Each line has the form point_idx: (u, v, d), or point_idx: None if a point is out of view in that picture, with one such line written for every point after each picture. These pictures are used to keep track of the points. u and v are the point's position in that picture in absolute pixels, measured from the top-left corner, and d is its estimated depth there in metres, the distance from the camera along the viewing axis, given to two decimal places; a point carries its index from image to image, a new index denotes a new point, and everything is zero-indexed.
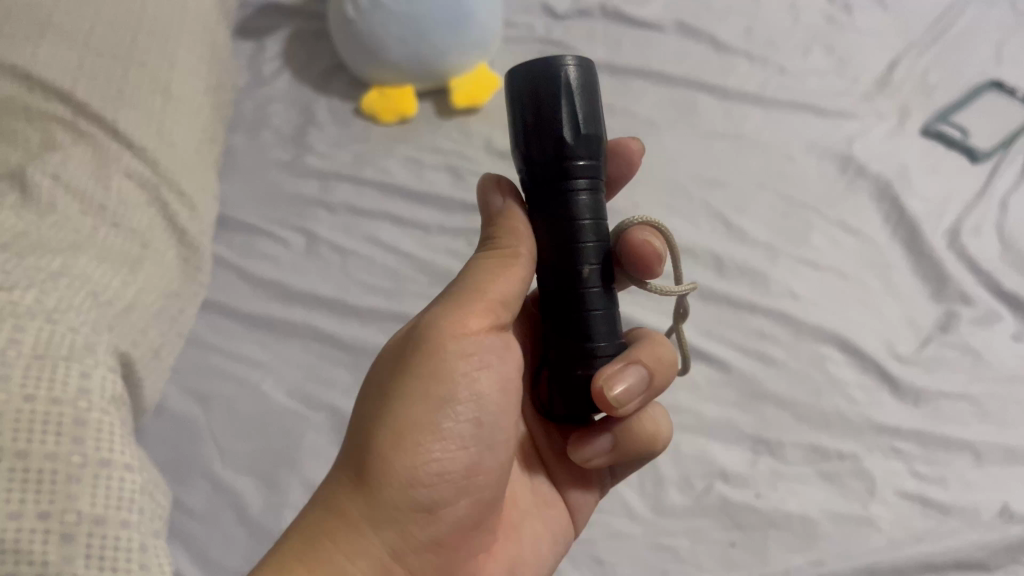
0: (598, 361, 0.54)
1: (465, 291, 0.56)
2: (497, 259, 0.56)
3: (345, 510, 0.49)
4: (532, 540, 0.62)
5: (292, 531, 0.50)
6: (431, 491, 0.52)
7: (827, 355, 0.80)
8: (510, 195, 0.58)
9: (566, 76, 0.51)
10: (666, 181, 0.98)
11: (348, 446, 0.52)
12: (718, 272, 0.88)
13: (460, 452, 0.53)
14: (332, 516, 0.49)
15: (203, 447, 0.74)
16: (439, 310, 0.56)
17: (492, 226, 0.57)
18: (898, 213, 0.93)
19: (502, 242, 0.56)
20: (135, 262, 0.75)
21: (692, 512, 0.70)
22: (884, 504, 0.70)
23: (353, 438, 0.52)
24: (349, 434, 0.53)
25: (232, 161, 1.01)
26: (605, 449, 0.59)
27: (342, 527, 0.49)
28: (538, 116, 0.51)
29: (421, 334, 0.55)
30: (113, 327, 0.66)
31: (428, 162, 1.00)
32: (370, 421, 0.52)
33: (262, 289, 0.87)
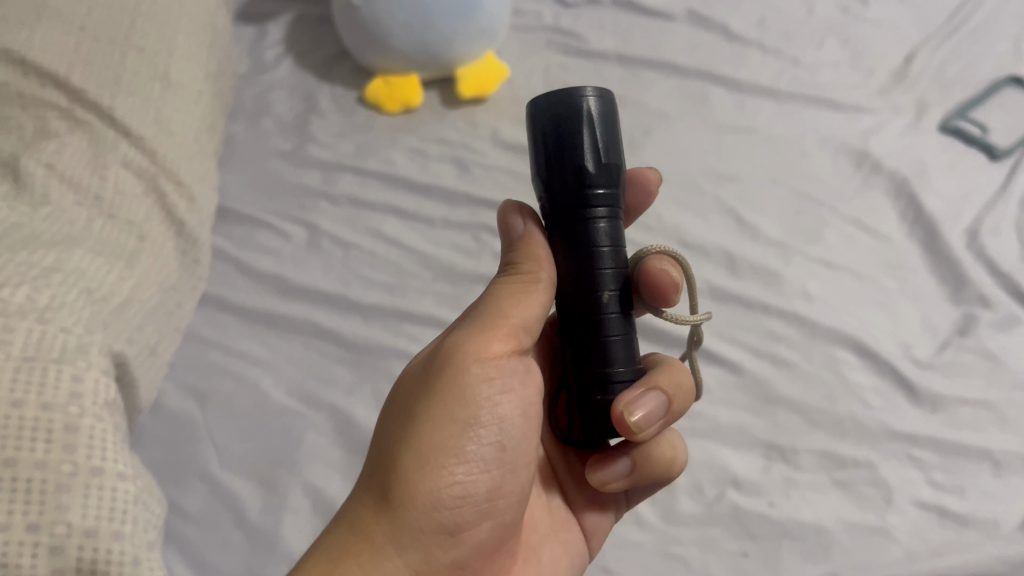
0: (616, 387, 0.52)
1: (488, 315, 0.54)
2: (520, 282, 0.54)
3: (370, 530, 0.47)
4: (551, 564, 0.60)
5: (313, 552, 0.47)
6: (454, 514, 0.50)
7: (842, 358, 0.78)
8: (530, 218, 0.56)
9: (586, 104, 0.50)
10: (677, 176, 0.96)
11: (371, 467, 0.50)
12: (731, 271, 0.86)
13: (483, 475, 0.52)
14: (356, 536, 0.47)
15: (201, 448, 0.72)
16: (462, 333, 0.54)
17: (512, 251, 0.56)
18: (914, 211, 0.90)
19: (522, 267, 0.54)
20: (131, 255, 0.73)
21: (703, 520, 0.68)
22: (900, 514, 0.68)
23: (376, 459, 0.50)
24: (371, 456, 0.51)
25: (232, 150, 0.98)
26: (623, 473, 0.57)
27: (368, 547, 0.47)
28: (559, 143, 0.51)
29: (444, 356, 0.53)
30: (108, 325, 0.63)
31: (432, 153, 0.97)
32: (392, 443, 0.50)
33: (262, 284, 0.85)
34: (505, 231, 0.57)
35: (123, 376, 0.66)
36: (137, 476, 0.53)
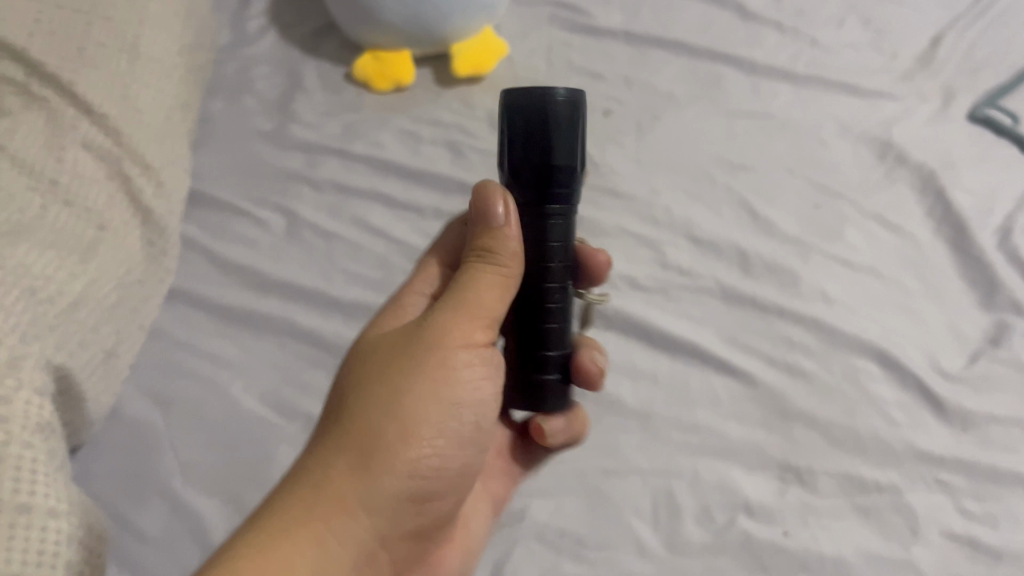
0: (552, 371, 0.53)
1: (468, 296, 0.51)
2: (495, 271, 0.51)
3: (348, 488, 0.46)
4: (480, 519, 0.62)
5: (280, 497, 0.45)
6: (422, 486, 0.50)
7: (864, 369, 0.71)
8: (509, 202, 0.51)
9: (560, 107, 0.47)
10: (686, 164, 0.89)
11: (343, 420, 0.48)
12: (744, 271, 0.79)
13: (454, 451, 0.51)
14: (328, 496, 0.45)
15: (163, 459, 0.66)
16: (441, 309, 0.52)
17: (484, 238, 0.51)
18: (942, 207, 0.83)
19: (497, 259, 0.51)
20: (88, 247, 0.67)
21: (712, 550, 0.62)
22: (927, 546, 0.62)
23: (350, 414, 0.48)
24: (344, 410, 0.49)
25: (209, 129, 0.91)
26: (561, 427, 0.61)
27: (344, 503, 0.45)
28: (529, 142, 0.48)
29: (425, 334, 0.51)
30: (52, 329, 0.59)
31: (425, 136, 0.90)
32: (371, 404, 0.48)
33: (237, 277, 0.78)
34: (480, 211, 0.51)
35: (67, 386, 0.60)
36: (81, 512, 0.48)
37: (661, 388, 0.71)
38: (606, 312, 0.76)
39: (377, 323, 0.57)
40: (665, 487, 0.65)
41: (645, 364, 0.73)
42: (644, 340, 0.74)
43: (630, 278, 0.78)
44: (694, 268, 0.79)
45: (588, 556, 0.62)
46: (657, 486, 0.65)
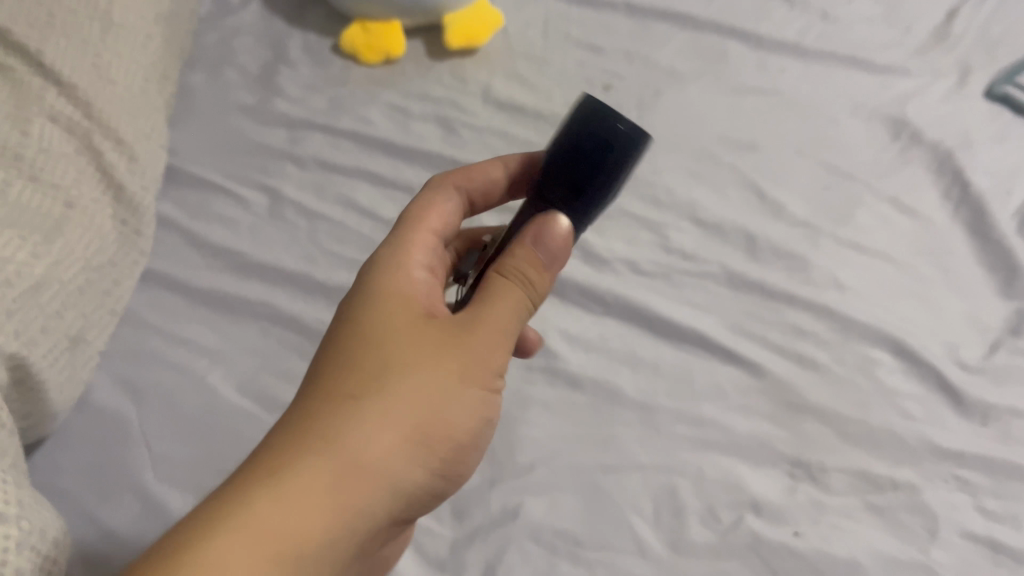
0: None
1: (498, 312, 0.46)
2: (524, 294, 0.48)
3: (373, 483, 0.42)
4: None
5: (302, 465, 0.40)
6: (439, 489, 0.46)
7: (877, 359, 0.68)
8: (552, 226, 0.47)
9: (619, 135, 0.44)
10: (689, 142, 0.85)
11: (379, 395, 0.43)
12: (751, 255, 0.75)
13: (473, 455, 0.48)
14: (360, 485, 0.41)
15: (134, 452, 0.62)
16: (481, 308, 0.46)
17: (533, 270, 0.47)
18: (959, 189, 0.79)
19: (530, 285, 0.48)
20: (54, 225, 0.63)
21: (717, 551, 0.58)
22: (945, 548, 0.58)
23: (386, 391, 0.43)
24: (376, 382, 0.44)
25: (187, 103, 0.87)
26: None
27: (367, 499, 0.41)
28: (575, 147, 0.45)
29: (471, 329, 0.46)
30: (9, 313, 0.55)
31: (415, 112, 0.86)
32: (410, 394, 0.44)
33: (215, 259, 0.74)
34: (533, 234, 0.47)
35: (24, 377, 0.56)
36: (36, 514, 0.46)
37: (664, 378, 0.67)
38: (606, 299, 0.71)
39: (383, 272, 0.49)
40: (668, 484, 0.61)
41: (648, 353, 0.69)
42: (645, 328, 0.70)
43: (631, 262, 0.74)
44: (698, 252, 0.75)
45: (586, 556, 0.58)
46: (659, 483, 0.61)
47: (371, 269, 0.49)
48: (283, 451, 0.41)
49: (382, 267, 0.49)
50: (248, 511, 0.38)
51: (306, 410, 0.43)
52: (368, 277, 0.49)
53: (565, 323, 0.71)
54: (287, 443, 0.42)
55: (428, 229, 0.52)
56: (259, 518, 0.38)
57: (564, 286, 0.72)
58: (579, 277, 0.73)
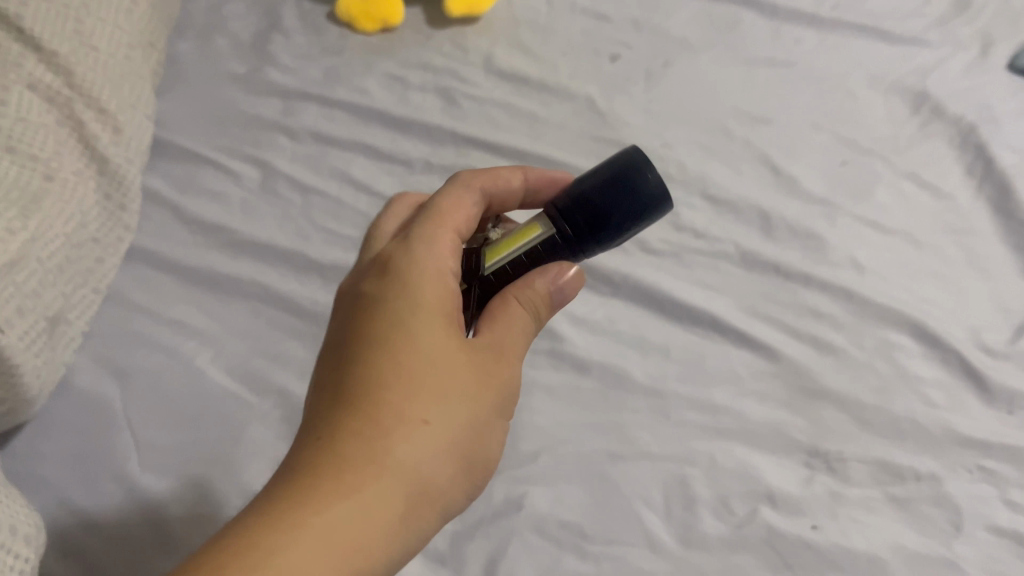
0: None
1: (516, 337, 0.46)
2: (539, 323, 0.48)
3: (423, 507, 0.42)
4: None
5: (364, 487, 0.40)
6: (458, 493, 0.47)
7: (898, 343, 0.64)
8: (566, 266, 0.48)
9: (653, 186, 0.46)
10: (700, 115, 0.81)
11: (429, 415, 0.42)
12: (765, 233, 0.72)
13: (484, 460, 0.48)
14: (414, 507, 0.41)
15: (118, 438, 0.59)
16: (513, 338, 0.46)
17: (544, 312, 0.48)
18: (983, 165, 0.76)
19: (539, 318, 0.48)
20: (31, 200, 0.59)
21: (731, 545, 0.56)
22: (970, 542, 0.56)
23: (442, 413, 0.43)
24: (433, 402, 0.43)
25: (176, 72, 0.83)
26: None
27: (418, 523, 0.41)
28: (609, 189, 0.46)
29: (501, 351, 0.46)
30: None
31: (414, 83, 0.83)
32: (463, 419, 0.43)
33: (204, 235, 0.71)
34: (551, 282, 0.47)
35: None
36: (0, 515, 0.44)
37: (674, 362, 0.64)
38: (613, 278, 0.68)
39: (423, 273, 0.46)
40: (679, 474, 0.58)
41: (657, 336, 0.66)
42: (654, 309, 0.67)
43: (640, 240, 0.71)
44: (710, 230, 0.72)
45: (592, 550, 0.55)
46: (669, 472, 0.58)
47: (411, 266, 0.46)
48: (339, 466, 0.40)
49: (423, 266, 0.46)
50: (313, 532, 0.38)
51: (360, 422, 0.42)
52: (409, 275, 0.46)
53: (571, 304, 0.68)
54: (342, 459, 0.40)
55: (453, 227, 0.49)
56: (325, 542, 0.38)
57: None
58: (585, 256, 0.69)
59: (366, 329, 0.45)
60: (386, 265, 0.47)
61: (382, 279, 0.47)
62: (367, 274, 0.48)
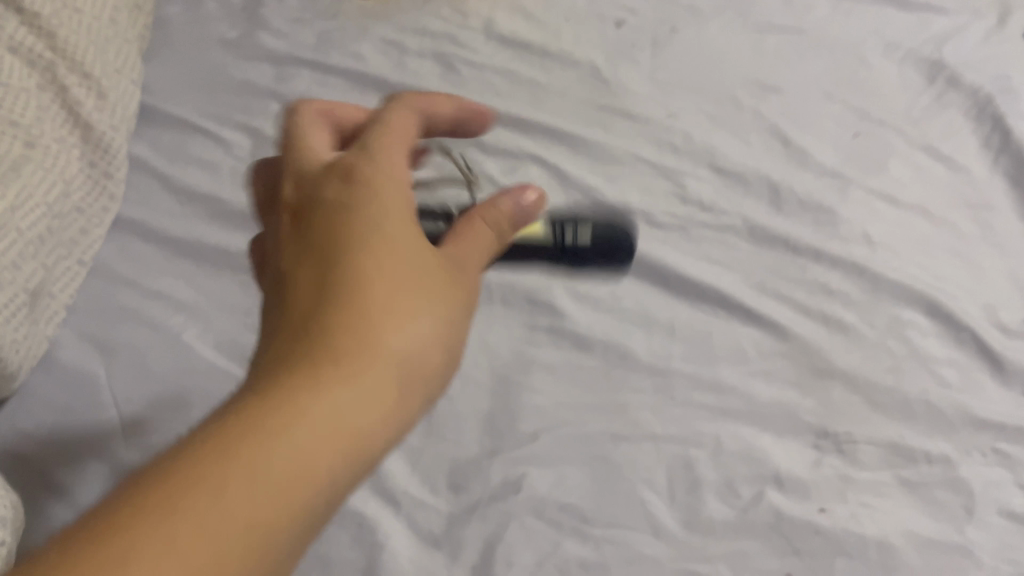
0: None
1: (481, 247, 0.44)
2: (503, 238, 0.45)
3: (413, 396, 0.38)
4: None
5: (361, 382, 0.36)
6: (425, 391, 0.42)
7: (911, 321, 0.62)
8: (528, 193, 0.46)
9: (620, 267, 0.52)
10: (708, 83, 0.78)
11: (413, 301, 0.39)
12: (774, 206, 0.69)
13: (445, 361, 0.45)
14: (405, 395, 0.37)
15: (103, 416, 0.56)
16: (480, 250, 0.44)
17: (506, 230, 0.45)
18: (1000, 137, 0.73)
19: (505, 236, 0.45)
20: (12, 167, 0.57)
21: (735, 530, 0.53)
22: (984, 528, 0.53)
23: (427, 304, 0.39)
24: (420, 296, 0.39)
25: (164, 35, 0.81)
26: None
27: (409, 411, 0.38)
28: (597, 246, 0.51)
29: (472, 255, 0.43)
30: None
31: (411, 48, 0.80)
32: (448, 310, 0.40)
33: (192, 203, 0.68)
34: (516, 203, 0.45)
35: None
36: None
37: (679, 340, 0.62)
38: None
39: (393, 176, 0.41)
40: (683, 456, 0.56)
41: (662, 313, 0.63)
42: (659, 285, 0.65)
43: (644, 214, 0.69)
44: (718, 203, 0.69)
45: (592, 533, 0.53)
46: (673, 454, 0.56)
47: (378, 170, 0.41)
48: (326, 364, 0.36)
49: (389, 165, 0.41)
50: (316, 434, 0.34)
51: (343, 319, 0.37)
52: (378, 177, 0.41)
53: (572, 279, 0.65)
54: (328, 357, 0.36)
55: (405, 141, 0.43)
56: (328, 444, 0.34)
57: None
58: None
59: (333, 228, 0.39)
60: (345, 169, 0.41)
61: (342, 182, 0.41)
62: (318, 181, 0.41)
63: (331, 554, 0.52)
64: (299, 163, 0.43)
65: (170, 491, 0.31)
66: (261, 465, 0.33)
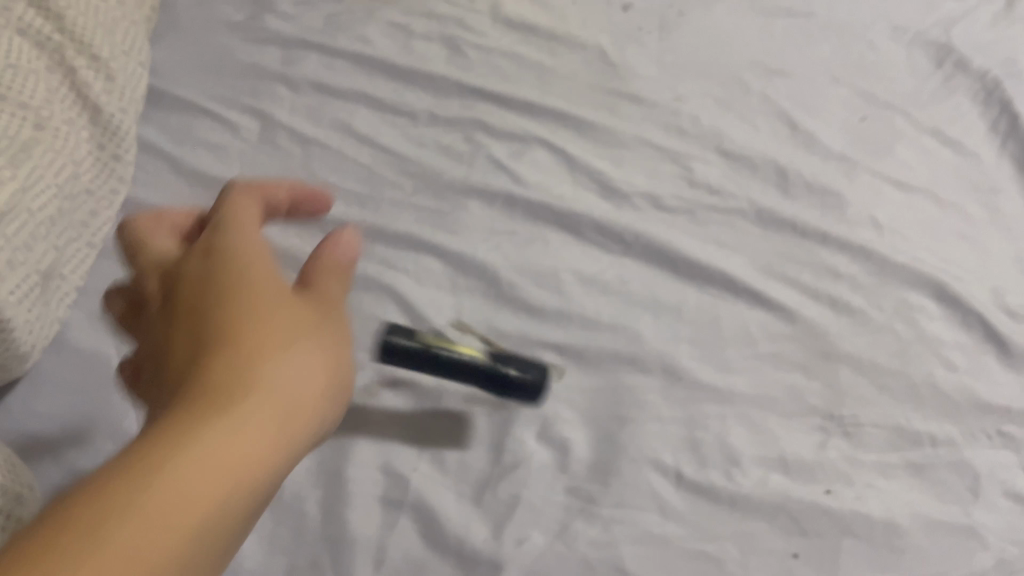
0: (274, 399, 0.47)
1: (336, 291, 0.46)
2: (342, 287, 0.47)
3: (298, 422, 0.40)
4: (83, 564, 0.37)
5: (239, 413, 0.37)
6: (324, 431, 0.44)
7: (918, 304, 0.62)
8: (350, 251, 0.48)
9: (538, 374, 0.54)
10: (715, 66, 0.78)
11: (289, 341, 0.41)
12: (782, 189, 0.69)
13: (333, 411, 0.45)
14: (298, 418, 0.39)
15: (115, 396, 0.57)
16: (336, 290, 0.46)
17: (345, 282, 0.47)
18: (1008, 121, 0.73)
19: (337, 291, 0.46)
20: (21, 148, 0.57)
21: (743, 510, 0.53)
22: (989, 510, 0.53)
23: (298, 341, 0.41)
24: (293, 334, 0.41)
25: (170, 18, 0.81)
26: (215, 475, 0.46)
27: (299, 436, 0.40)
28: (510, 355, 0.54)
29: (326, 305, 0.45)
30: None
31: (417, 31, 0.81)
32: (322, 343, 0.43)
33: (200, 186, 0.69)
34: (345, 254, 0.47)
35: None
36: None
37: (686, 323, 0.62)
38: (624, 236, 0.66)
39: (246, 248, 0.44)
40: (690, 437, 0.56)
41: (669, 296, 0.64)
42: (666, 269, 0.65)
43: (652, 197, 0.69)
44: (725, 186, 0.69)
45: (601, 514, 0.53)
46: (680, 435, 0.56)
47: (236, 242, 0.44)
48: (204, 403, 0.37)
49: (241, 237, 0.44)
50: (199, 461, 0.35)
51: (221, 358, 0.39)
52: (231, 249, 0.43)
53: (579, 262, 0.66)
54: (209, 394, 0.38)
55: (244, 222, 0.45)
56: (218, 463, 0.35)
57: (579, 223, 0.67)
58: (594, 213, 0.68)
59: (198, 295, 0.42)
60: (200, 249, 0.44)
61: (201, 257, 0.43)
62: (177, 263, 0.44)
63: (341, 533, 0.52)
64: (153, 258, 0.46)
65: (56, 525, 0.31)
66: (139, 501, 0.33)
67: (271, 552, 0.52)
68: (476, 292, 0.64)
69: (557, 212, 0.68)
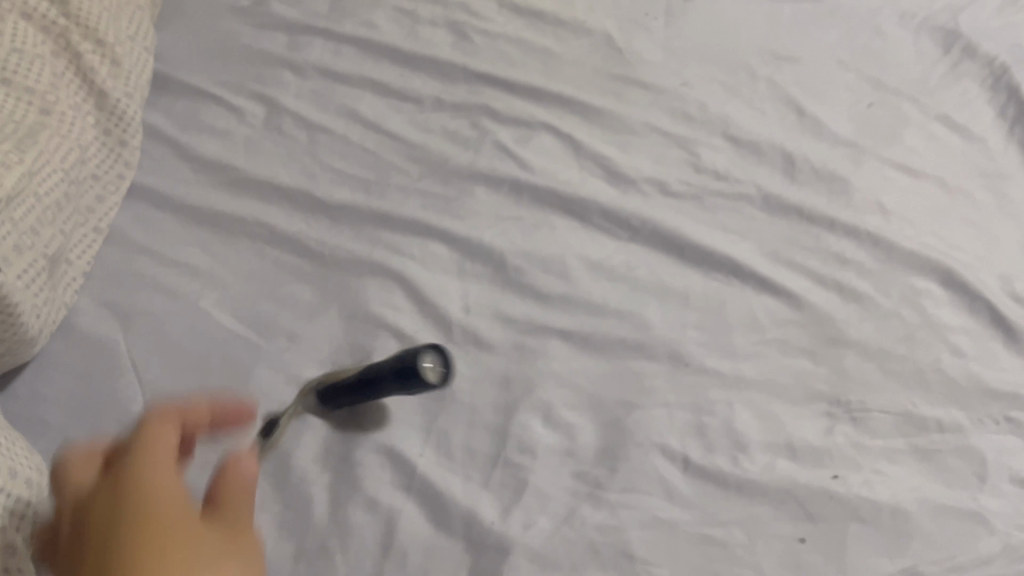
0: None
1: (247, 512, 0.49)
2: (250, 473, 0.50)
3: None
4: None
5: None
6: None
7: (925, 290, 0.62)
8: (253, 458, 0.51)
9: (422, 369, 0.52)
10: (722, 52, 0.78)
11: (198, 541, 0.42)
12: (788, 175, 0.69)
13: None
14: None
15: (122, 382, 0.57)
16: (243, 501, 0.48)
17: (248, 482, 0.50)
18: (1016, 107, 0.73)
19: (243, 518, 0.48)
20: (27, 135, 0.56)
21: (750, 496, 0.53)
22: (995, 495, 0.53)
23: (207, 545, 0.42)
24: (204, 540, 0.42)
25: (176, 4, 0.81)
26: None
27: None
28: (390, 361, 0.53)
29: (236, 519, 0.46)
30: None
31: (423, 17, 0.81)
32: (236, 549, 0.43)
33: (207, 173, 0.69)
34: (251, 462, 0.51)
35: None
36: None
37: (693, 309, 0.62)
38: (631, 222, 0.66)
39: (159, 469, 0.45)
40: (697, 422, 0.56)
41: (676, 282, 0.63)
42: (672, 255, 0.65)
43: (659, 182, 0.69)
44: (732, 172, 0.69)
45: (607, 498, 0.53)
46: (687, 421, 0.56)
47: (142, 460, 0.45)
48: None
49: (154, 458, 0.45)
50: None
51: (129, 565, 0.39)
52: (142, 458, 0.45)
53: (586, 248, 0.66)
54: None
55: (159, 447, 0.47)
56: None
57: (585, 209, 0.67)
58: (601, 199, 0.67)
59: (110, 509, 0.42)
60: (115, 475, 0.45)
61: (109, 479, 0.44)
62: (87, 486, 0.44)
63: (348, 517, 0.52)
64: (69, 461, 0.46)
65: None
66: None
67: (277, 535, 0.52)
68: (483, 278, 0.64)
69: (563, 197, 0.68)
